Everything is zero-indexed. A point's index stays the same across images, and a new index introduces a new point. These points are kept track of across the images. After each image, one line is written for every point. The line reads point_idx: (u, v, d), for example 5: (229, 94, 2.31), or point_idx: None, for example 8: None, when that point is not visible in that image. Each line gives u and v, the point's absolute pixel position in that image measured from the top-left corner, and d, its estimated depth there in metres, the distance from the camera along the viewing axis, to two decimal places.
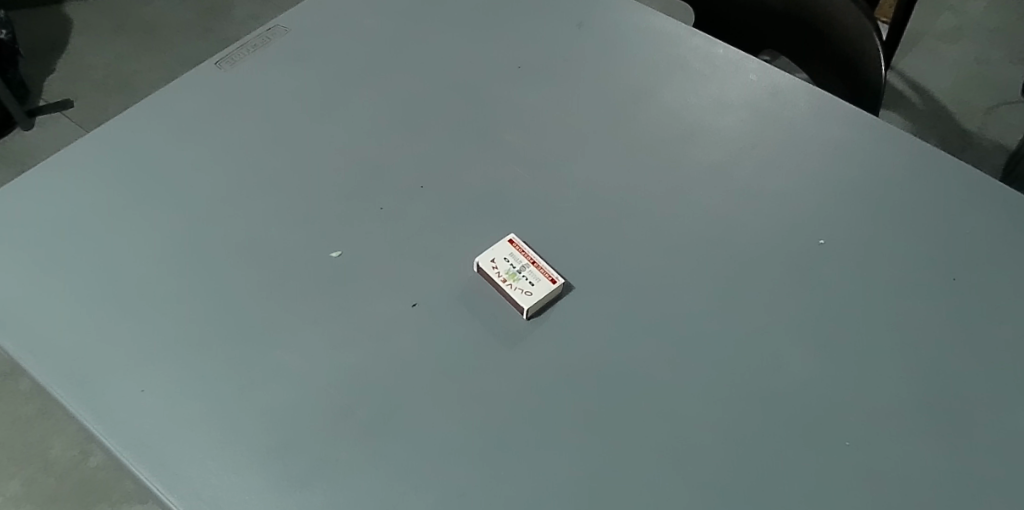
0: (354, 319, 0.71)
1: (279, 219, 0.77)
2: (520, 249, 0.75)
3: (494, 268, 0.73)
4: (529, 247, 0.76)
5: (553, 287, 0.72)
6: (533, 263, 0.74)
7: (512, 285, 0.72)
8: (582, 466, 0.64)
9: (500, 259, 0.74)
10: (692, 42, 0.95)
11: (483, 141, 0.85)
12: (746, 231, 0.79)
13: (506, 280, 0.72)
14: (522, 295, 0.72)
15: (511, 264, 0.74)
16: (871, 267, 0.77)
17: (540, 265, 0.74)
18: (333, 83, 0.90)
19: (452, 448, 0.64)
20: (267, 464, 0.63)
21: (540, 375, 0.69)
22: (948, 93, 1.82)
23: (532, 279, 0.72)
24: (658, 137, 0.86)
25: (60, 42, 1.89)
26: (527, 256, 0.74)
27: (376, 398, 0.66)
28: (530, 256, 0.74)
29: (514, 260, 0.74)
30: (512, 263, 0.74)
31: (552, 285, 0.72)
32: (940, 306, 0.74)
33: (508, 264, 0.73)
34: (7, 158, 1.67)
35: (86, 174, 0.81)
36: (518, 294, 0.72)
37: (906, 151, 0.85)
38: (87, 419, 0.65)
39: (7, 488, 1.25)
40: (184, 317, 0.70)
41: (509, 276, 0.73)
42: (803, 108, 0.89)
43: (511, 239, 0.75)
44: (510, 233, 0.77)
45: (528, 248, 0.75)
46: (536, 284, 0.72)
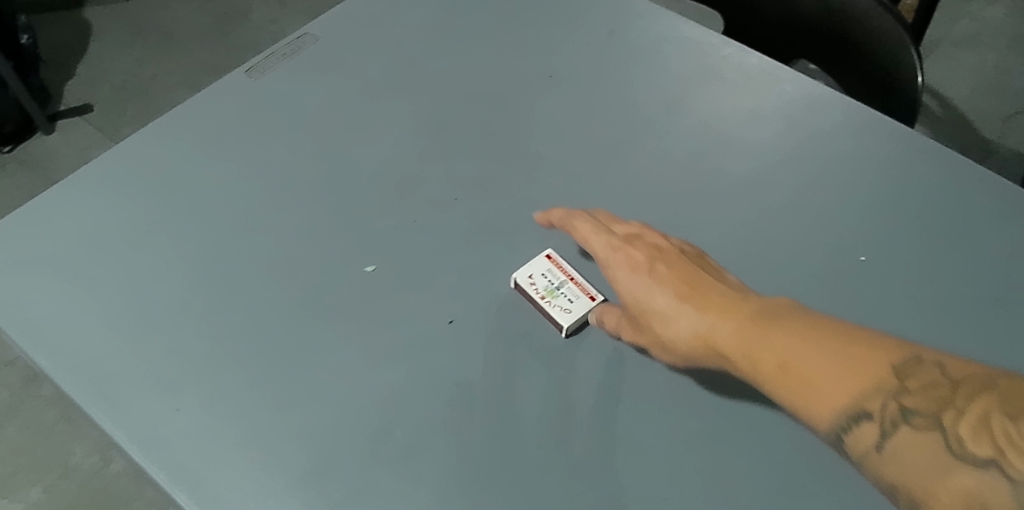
0: (389, 336, 0.70)
1: (311, 232, 0.77)
2: (557, 264, 0.74)
3: (532, 282, 0.72)
4: (566, 262, 0.75)
5: (592, 304, 0.71)
6: (571, 279, 0.73)
7: (551, 301, 0.71)
8: (622, 491, 0.62)
9: (538, 275, 0.73)
10: (726, 51, 0.93)
11: (514, 153, 0.84)
12: (785, 246, 0.78)
13: (545, 296, 0.71)
14: (561, 312, 0.70)
15: (550, 280, 0.72)
16: (914, 284, 0.75)
17: (580, 282, 0.73)
18: (363, 93, 0.89)
19: (489, 469, 0.63)
20: (305, 485, 0.62)
21: (581, 393, 0.67)
22: (967, 101, 1.80)
23: (572, 298, 0.71)
24: (692, 148, 0.85)
25: (81, 46, 1.89)
26: (565, 271, 0.73)
27: (413, 417, 0.65)
28: (569, 273, 0.73)
29: (552, 275, 0.73)
30: (551, 279, 0.72)
31: (592, 302, 0.71)
32: (988, 325, 0.72)
33: (546, 280, 0.72)
34: (29, 163, 1.67)
35: (118, 187, 0.80)
36: (557, 312, 0.70)
37: (947, 163, 0.83)
38: (124, 439, 0.64)
39: (29, 494, 1.25)
40: (219, 333, 0.70)
41: (548, 292, 0.72)
42: (839, 118, 0.87)
43: (549, 254, 0.74)
44: (548, 248, 0.76)
45: (566, 264, 0.74)
46: (574, 302, 0.71)
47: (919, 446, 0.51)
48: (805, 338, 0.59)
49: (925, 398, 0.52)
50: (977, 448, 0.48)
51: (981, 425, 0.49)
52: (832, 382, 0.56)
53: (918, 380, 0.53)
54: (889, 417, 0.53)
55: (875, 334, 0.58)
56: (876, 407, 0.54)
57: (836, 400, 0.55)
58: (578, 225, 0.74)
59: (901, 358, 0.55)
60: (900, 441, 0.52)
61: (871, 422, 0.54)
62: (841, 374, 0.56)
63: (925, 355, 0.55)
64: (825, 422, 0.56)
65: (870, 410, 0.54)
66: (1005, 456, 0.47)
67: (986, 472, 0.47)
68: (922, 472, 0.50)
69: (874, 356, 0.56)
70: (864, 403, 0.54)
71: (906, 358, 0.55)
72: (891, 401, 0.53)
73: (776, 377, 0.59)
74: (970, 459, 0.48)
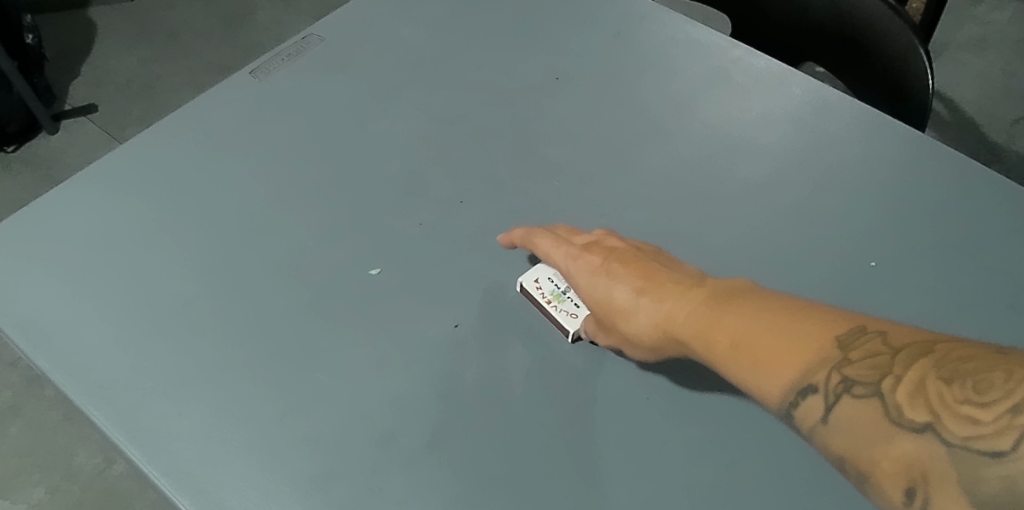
0: (393, 340, 0.69)
1: (316, 234, 0.76)
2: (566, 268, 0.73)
3: (539, 284, 0.71)
4: None
5: None
6: None
7: (557, 306, 0.70)
8: (629, 499, 0.61)
9: (545, 279, 0.72)
10: (734, 54, 0.93)
11: (520, 155, 0.83)
12: (794, 251, 0.77)
13: (551, 301, 0.70)
14: (567, 317, 0.69)
15: (556, 284, 0.71)
16: (926, 290, 0.74)
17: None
18: (369, 94, 0.88)
19: (494, 476, 0.62)
20: (309, 491, 0.61)
21: (588, 399, 0.66)
22: (975, 104, 1.79)
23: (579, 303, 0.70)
24: (699, 151, 0.84)
25: (86, 46, 1.89)
26: None
27: (418, 422, 0.64)
28: None
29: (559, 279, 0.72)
30: (557, 284, 0.71)
31: None
32: (1000, 331, 0.71)
33: (554, 284, 0.71)
34: (33, 163, 1.67)
35: (122, 189, 0.80)
36: (563, 316, 0.69)
37: (958, 168, 0.83)
38: (125, 444, 0.63)
39: (32, 495, 1.24)
40: (222, 336, 0.69)
41: (554, 297, 0.70)
42: (848, 121, 0.86)
43: None
44: None
45: None
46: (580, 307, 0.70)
47: (864, 417, 0.46)
48: (756, 319, 0.54)
49: (872, 369, 0.47)
50: (914, 414, 0.44)
51: (917, 390, 0.44)
52: (773, 354, 0.52)
53: (862, 349, 0.48)
54: (832, 386, 0.48)
55: (824, 310, 0.53)
56: (822, 380, 0.49)
57: (780, 374, 0.51)
58: (539, 240, 0.72)
59: (847, 328, 0.50)
60: (846, 412, 0.47)
61: (818, 395, 0.49)
62: (786, 348, 0.52)
63: (872, 325, 0.50)
64: (775, 398, 0.52)
65: (813, 382, 0.49)
66: (940, 420, 0.42)
67: (925, 437, 0.43)
68: (862, 440, 0.46)
69: (822, 332, 0.51)
70: (810, 377, 0.50)
71: (852, 330, 0.50)
72: (833, 371, 0.49)
73: (720, 354, 0.55)
74: (908, 424, 0.44)
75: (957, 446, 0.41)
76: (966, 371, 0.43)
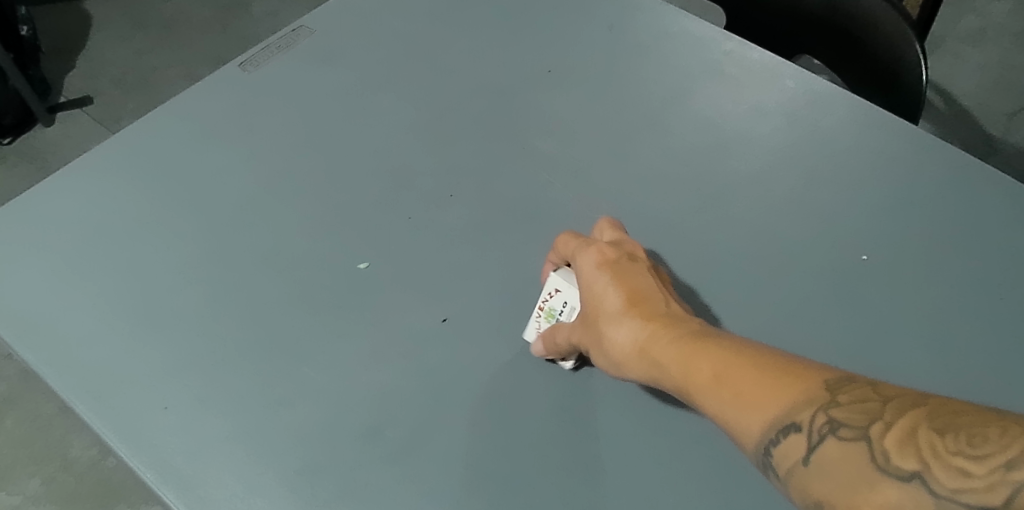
0: (381, 334, 0.69)
1: (305, 227, 0.76)
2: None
3: (551, 292, 0.68)
4: None
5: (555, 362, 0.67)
6: None
7: (540, 319, 0.68)
8: (616, 493, 0.61)
9: (561, 297, 0.67)
10: (726, 46, 0.92)
11: (511, 148, 0.83)
12: (785, 244, 0.77)
13: (542, 311, 0.68)
14: (530, 333, 0.68)
15: (563, 310, 0.67)
16: (915, 283, 0.74)
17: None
18: (359, 87, 0.88)
19: (481, 469, 0.62)
20: (295, 484, 0.61)
21: (575, 393, 0.66)
22: (973, 97, 1.78)
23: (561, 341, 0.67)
24: (690, 145, 0.84)
25: (81, 38, 1.88)
26: None
27: (405, 416, 0.64)
28: None
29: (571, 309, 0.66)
30: (565, 311, 0.67)
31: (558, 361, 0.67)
32: (990, 325, 0.71)
33: (562, 306, 0.67)
34: (28, 155, 1.67)
35: (110, 181, 0.79)
36: (528, 330, 0.68)
37: (950, 160, 0.82)
38: (111, 437, 0.63)
39: (27, 487, 1.24)
40: (210, 329, 0.69)
41: (548, 313, 0.67)
42: (841, 114, 0.86)
43: None
44: None
45: None
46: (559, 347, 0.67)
47: (848, 464, 0.38)
48: (743, 350, 0.48)
49: (861, 413, 0.40)
50: (903, 462, 0.36)
51: (910, 437, 0.37)
52: (754, 387, 0.45)
53: (851, 393, 0.41)
54: (814, 425, 0.41)
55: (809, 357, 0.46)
56: (805, 419, 0.41)
57: (759, 409, 0.44)
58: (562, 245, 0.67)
59: (836, 373, 0.43)
60: (827, 456, 0.40)
61: (798, 435, 0.41)
62: (769, 382, 0.45)
63: (863, 375, 0.43)
64: (751, 438, 0.44)
65: (795, 420, 0.42)
66: (931, 471, 0.36)
67: (913, 489, 0.36)
68: (841, 489, 0.38)
69: (810, 372, 0.44)
70: (792, 414, 0.42)
71: (842, 376, 0.43)
72: (819, 411, 0.41)
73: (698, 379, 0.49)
74: (895, 474, 0.37)
75: (944, 499, 0.35)
76: (962, 422, 0.36)
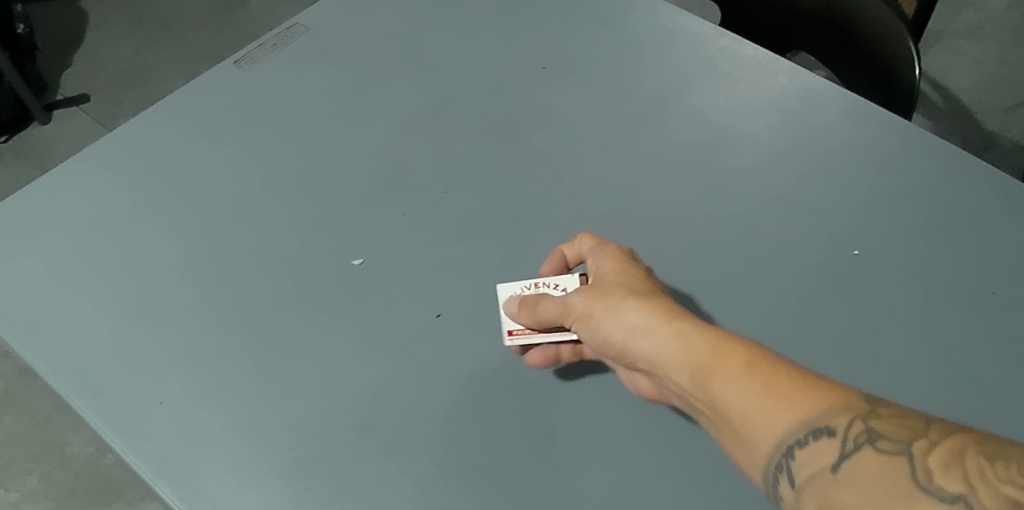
0: (376, 330, 0.69)
1: (300, 224, 0.76)
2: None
3: (555, 284, 0.69)
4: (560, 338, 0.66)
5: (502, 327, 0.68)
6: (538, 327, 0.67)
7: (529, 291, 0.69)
8: (609, 487, 0.62)
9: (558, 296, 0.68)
10: (721, 43, 0.92)
11: (505, 145, 0.83)
12: (777, 240, 0.77)
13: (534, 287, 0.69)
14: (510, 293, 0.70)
15: None
16: (906, 278, 0.74)
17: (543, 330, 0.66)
18: (354, 84, 0.88)
19: (475, 463, 0.63)
20: (290, 479, 0.62)
21: (568, 389, 0.66)
22: (970, 92, 1.79)
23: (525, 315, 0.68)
24: (684, 141, 0.84)
25: (77, 35, 1.88)
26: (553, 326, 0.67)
27: (399, 411, 0.65)
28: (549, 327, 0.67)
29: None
30: None
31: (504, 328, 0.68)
32: (980, 319, 0.72)
33: None
34: (25, 153, 1.67)
35: (105, 179, 0.80)
36: (511, 290, 0.70)
37: (942, 156, 0.83)
38: (107, 432, 0.64)
39: (25, 484, 1.25)
40: (205, 325, 0.69)
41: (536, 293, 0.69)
42: (834, 110, 0.86)
43: None
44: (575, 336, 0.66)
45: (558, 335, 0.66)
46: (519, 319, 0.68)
47: (882, 473, 0.42)
48: (779, 359, 0.52)
49: (901, 429, 0.44)
50: (946, 481, 0.40)
51: (954, 460, 0.40)
52: (790, 392, 0.49)
53: (894, 411, 0.45)
54: (853, 434, 0.45)
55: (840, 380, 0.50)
56: (844, 428, 0.46)
57: (793, 410, 0.48)
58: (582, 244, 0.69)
59: (875, 396, 0.48)
60: (861, 462, 0.44)
61: (833, 440, 0.46)
62: (807, 391, 0.49)
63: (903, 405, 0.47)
64: (781, 436, 0.48)
65: (832, 427, 0.46)
66: (976, 494, 0.39)
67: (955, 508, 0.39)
68: (874, 496, 0.42)
69: (849, 391, 0.48)
70: (829, 420, 0.47)
71: (880, 399, 0.48)
72: (857, 420, 0.46)
73: (725, 378, 0.52)
74: (936, 492, 0.40)
75: None
76: (1013, 454, 0.39)
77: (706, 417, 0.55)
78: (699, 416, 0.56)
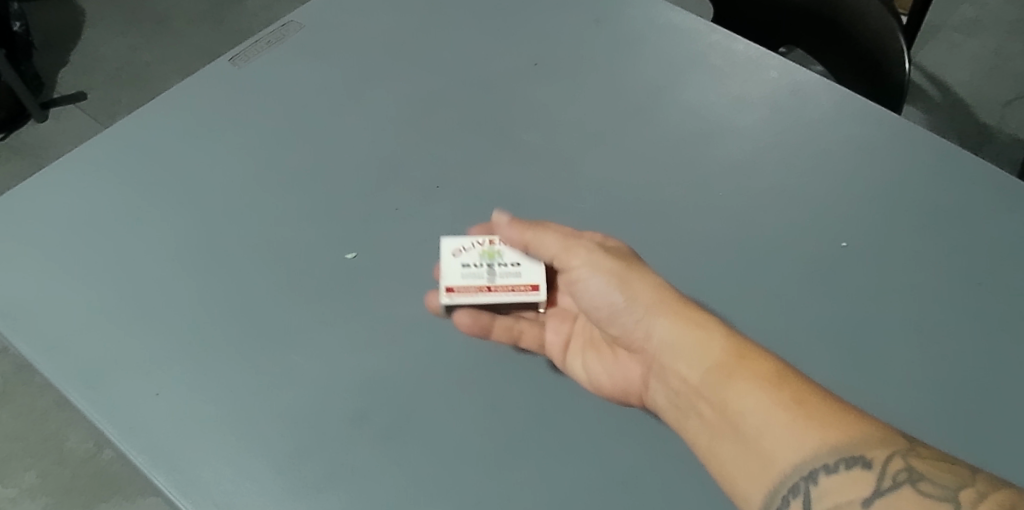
0: (368, 323, 0.70)
1: (294, 218, 0.77)
2: (526, 286, 0.70)
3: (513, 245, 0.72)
4: (516, 299, 0.70)
5: (446, 282, 0.69)
6: (490, 287, 0.70)
7: (482, 249, 0.72)
8: (598, 475, 0.63)
9: (514, 256, 0.72)
10: (712, 38, 0.93)
11: (498, 140, 0.84)
12: (766, 233, 0.78)
13: (488, 246, 0.72)
14: (460, 248, 0.72)
15: (504, 263, 0.71)
16: (893, 270, 0.75)
17: (490, 292, 0.69)
18: (347, 80, 0.89)
19: (466, 452, 0.64)
20: (283, 468, 0.62)
21: (559, 380, 0.68)
22: (966, 87, 1.79)
23: (472, 277, 0.70)
24: (675, 135, 0.85)
25: (74, 33, 1.89)
26: (507, 286, 0.70)
27: (391, 402, 0.66)
28: (501, 288, 0.70)
29: (509, 276, 0.71)
30: (505, 264, 0.71)
31: (448, 284, 0.69)
32: (965, 310, 0.73)
33: (506, 263, 0.71)
34: (22, 151, 1.67)
35: (101, 175, 0.80)
36: (460, 246, 0.72)
37: (930, 150, 0.84)
38: (103, 423, 0.65)
39: (23, 480, 1.25)
40: (200, 318, 0.70)
41: (489, 251, 0.72)
42: (823, 105, 0.87)
43: (536, 285, 0.70)
44: (539, 298, 0.70)
45: (512, 295, 0.70)
46: (468, 278, 0.70)
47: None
48: (806, 383, 0.57)
49: (945, 475, 0.48)
50: None
51: None
52: (824, 417, 0.54)
53: (932, 454, 0.50)
54: (893, 470, 0.50)
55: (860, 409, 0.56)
56: (885, 465, 0.50)
57: (825, 436, 0.53)
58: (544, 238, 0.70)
59: (905, 434, 0.53)
60: (899, 499, 0.48)
61: (868, 472, 0.50)
62: (840, 420, 0.54)
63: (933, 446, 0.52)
64: (806, 457, 0.54)
65: (868, 460, 0.51)
66: None
67: None
68: None
69: (882, 426, 0.53)
70: (866, 453, 0.51)
71: (911, 438, 0.52)
72: (897, 457, 0.50)
73: (754, 388, 0.58)
74: None
75: None
76: None
77: (701, 417, 0.61)
78: (688, 415, 0.62)
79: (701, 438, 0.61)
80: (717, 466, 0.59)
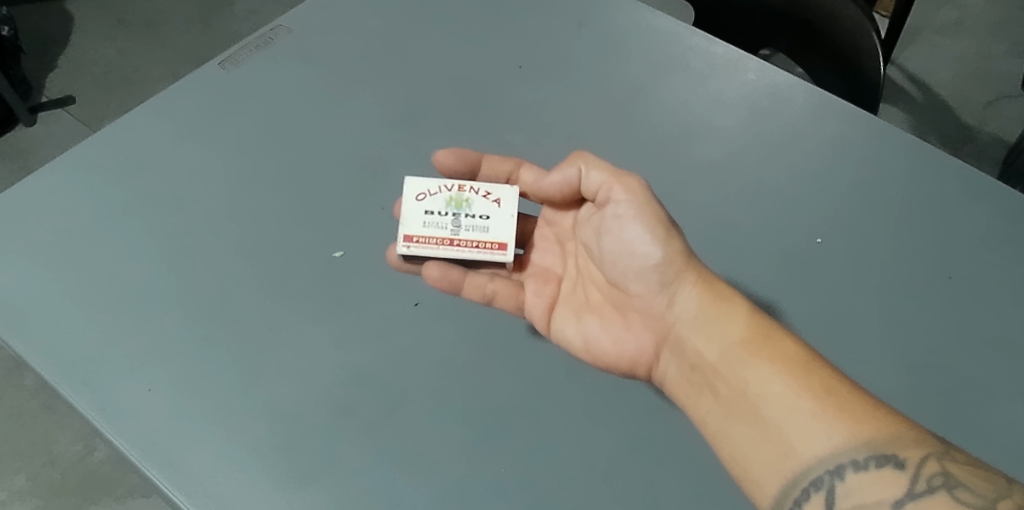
0: (356, 320, 0.72)
1: (282, 219, 0.78)
2: (492, 244, 0.74)
3: (484, 195, 0.75)
4: (477, 256, 0.73)
5: (405, 229, 0.73)
6: (452, 239, 0.73)
7: (450, 196, 0.75)
8: (578, 465, 0.65)
9: (483, 208, 0.75)
10: (692, 41, 0.95)
11: (483, 142, 0.86)
12: (743, 230, 0.80)
13: (457, 194, 0.75)
14: (428, 193, 0.75)
15: (470, 215, 0.74)
16: (865, 266, 0.78)
17: (452, 246, 0.73)
18: (335, 83, 0.90)
19: (451, 445, 0.66)
20: (273, 461, 0.64)
21: (540, 373, 0.70)
22: (947, 87, 1.83)
23: (437, 227, 0.74)
24: (656, 136, 0.87)
25: (62, 37, 1.89)
26: (467, 241, 0.74)
27: (378, 396, 0.68)
28: (461, 241, 0.73)
29: (475, 231, 0.74)
30: (471, 216, 0.74)
31: (406, 231, 0.73)
32: (934, 303, 0.75)
33: (473, 215, 0.74)
34: (11, 155, 1.68)
35: (92, 177, 0.81)
36: (430, 190, 0.75)
37: (903, 149, 0.86)
38: (96, 419, 0.66)
39: (13, 482, 1.25)
40: (191, 316, 0.71)
41: (458, 200, 0.75)
42: (800, 105, 0.89)
43: (502, 245, 0.74)
44: (503, 259, 0.73)
45: (472, 252, 0.73)
46: (427, 228, 0.73)
47: None
48: (834, 375, 0.59)
49: (982, 483, 0.51)
50: None
51: None
52: (855, 412, 0.57)
53: (967, 459, 0.52)
54: (928, 474, 0.52)
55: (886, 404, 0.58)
56: (920, 466, 0.52)
57: (854, 429, 0.56)
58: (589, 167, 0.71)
59: (937, 435, 0.55)
60: (933, 502, 0.50)
61: (901, 473, 0.53)
62: (872, 416, 0.56)
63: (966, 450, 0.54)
64: (832, 447, 0.56)
65: (902, 460, 0.53)
66: None
67: None
68: None
69: (915, 427, 0.55)
70: (900, 453, 0.53)
71: (945, 441, 0.54)
72: (932, 460, 0.52)
73: (778, 373, 0.61)
74: None
75: None
76: None
77: (716, 396, 0.64)
78: (700, 393, 0.65)
79: (713, 418, 0.63)
80: (731, 450, 0.61)
